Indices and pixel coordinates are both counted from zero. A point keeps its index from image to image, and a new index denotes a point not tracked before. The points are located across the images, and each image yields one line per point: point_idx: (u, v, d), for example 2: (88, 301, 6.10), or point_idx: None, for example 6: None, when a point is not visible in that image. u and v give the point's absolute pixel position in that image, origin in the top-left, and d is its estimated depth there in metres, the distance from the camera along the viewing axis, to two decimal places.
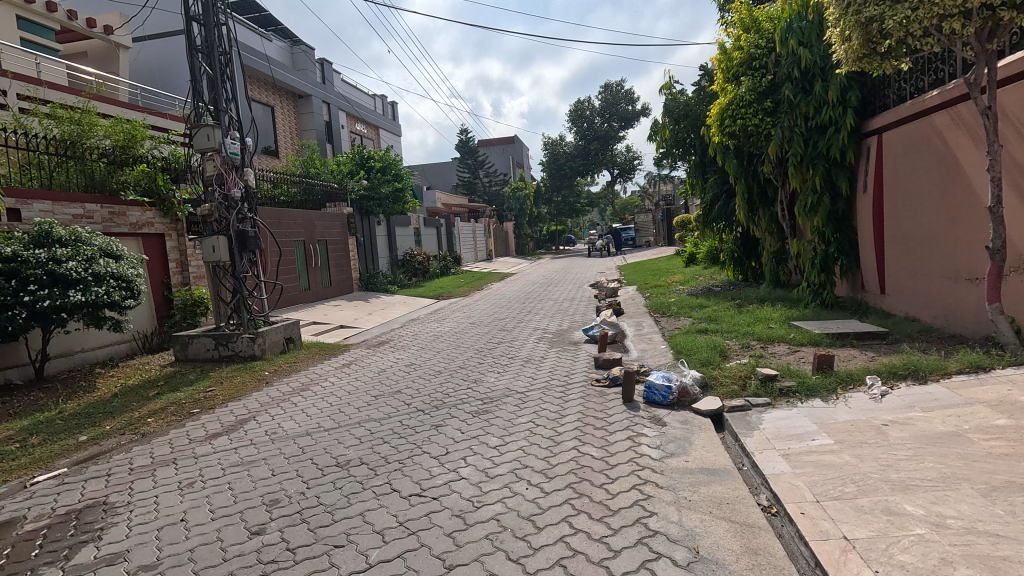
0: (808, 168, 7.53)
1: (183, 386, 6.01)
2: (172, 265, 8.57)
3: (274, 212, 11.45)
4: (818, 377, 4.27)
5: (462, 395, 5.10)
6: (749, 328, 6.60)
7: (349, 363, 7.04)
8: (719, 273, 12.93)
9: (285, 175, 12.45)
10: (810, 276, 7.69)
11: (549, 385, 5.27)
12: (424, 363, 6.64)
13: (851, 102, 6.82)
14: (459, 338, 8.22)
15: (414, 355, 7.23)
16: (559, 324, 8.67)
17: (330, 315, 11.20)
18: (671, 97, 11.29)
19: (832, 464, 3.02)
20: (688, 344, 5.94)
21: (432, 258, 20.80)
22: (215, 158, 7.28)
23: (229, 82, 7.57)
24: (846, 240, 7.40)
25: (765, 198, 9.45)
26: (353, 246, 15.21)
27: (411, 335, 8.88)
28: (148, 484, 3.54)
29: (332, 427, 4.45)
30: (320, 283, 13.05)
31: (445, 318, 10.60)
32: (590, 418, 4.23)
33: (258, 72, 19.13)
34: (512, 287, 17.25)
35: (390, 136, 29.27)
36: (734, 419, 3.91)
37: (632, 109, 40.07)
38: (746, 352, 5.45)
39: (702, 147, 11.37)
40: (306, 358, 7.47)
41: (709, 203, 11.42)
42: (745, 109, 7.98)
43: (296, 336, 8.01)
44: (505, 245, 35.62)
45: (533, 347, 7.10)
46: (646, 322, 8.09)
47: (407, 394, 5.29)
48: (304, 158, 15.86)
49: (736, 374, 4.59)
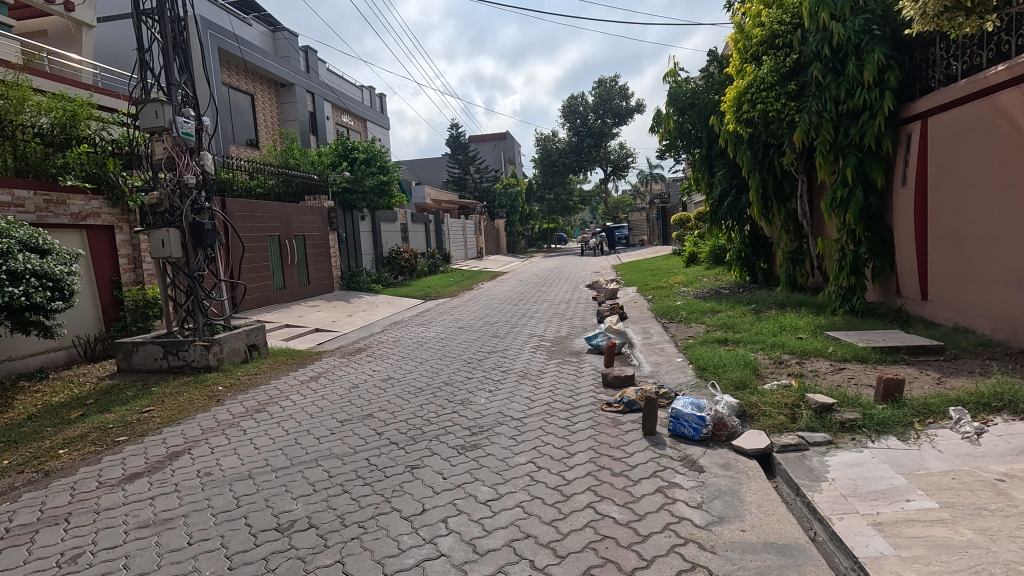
0: (837, 158, 6.73)
1: (117, 406, 5.07)
2: (122, 261, 7.64)
3: (245, 204, 10.45)
4: (887, 407, 3.45)
5: (446, 422, 4.21)
6: (775, 339, 5.79)
7: (320, 375, 6.14)
8: (725, 275, 12.13)
9: (261, 166, 11.67)
10: (838, 280, 6.89)
11: (551, 408, 4.42)
12: (405, 377, 5.76)
13: (890, 83, 6.04)
14: (446, 346, 7.35)
15: (394, 366, 6.34)
16: (557, 330, 7.80)
17: (305, 317, 10.26)
18: (676, 85, 10.55)
19: (952, 545, 2.19)
20: (711, 359, 5.09)
21: (419, 256, 19.86)
22: (165, 138, 6.33)
23: (184, 52, 6.60)
24: (878, 239, 6.59)
25: (782, 193, 8.66)
26: (335, 242, 14.26)
27: (392, 342, 7.99)
28: (17, 559, 2.63)
29: (281, 467, 3.54)
30: (296, 281, 12.09)
31: (431, 322, 9.70)
32: (606, 459, 3.36)
33: (236, 58, 18.02)
34: (504, 286, 16.37)
35: (378, 130, 28.31)
36: (790, 464, 3.08)
37: (626, 105, 39.22)
38: (784, 371, 4.62)
39: (710, 139, 10.54)
40: (270, 369, 6.54)
41: (717, 199, 10.62)
42: (766, 92, 7.18)
43: (261, 343, 7.06)
44: (496, 243, 34.66)
45: (530, 359, 6.23)
46: (654, 330, 7.25)
47: (380, 419, 4.40)
48: (283, 148, 14.90)
49: (780, 401, 3.77)
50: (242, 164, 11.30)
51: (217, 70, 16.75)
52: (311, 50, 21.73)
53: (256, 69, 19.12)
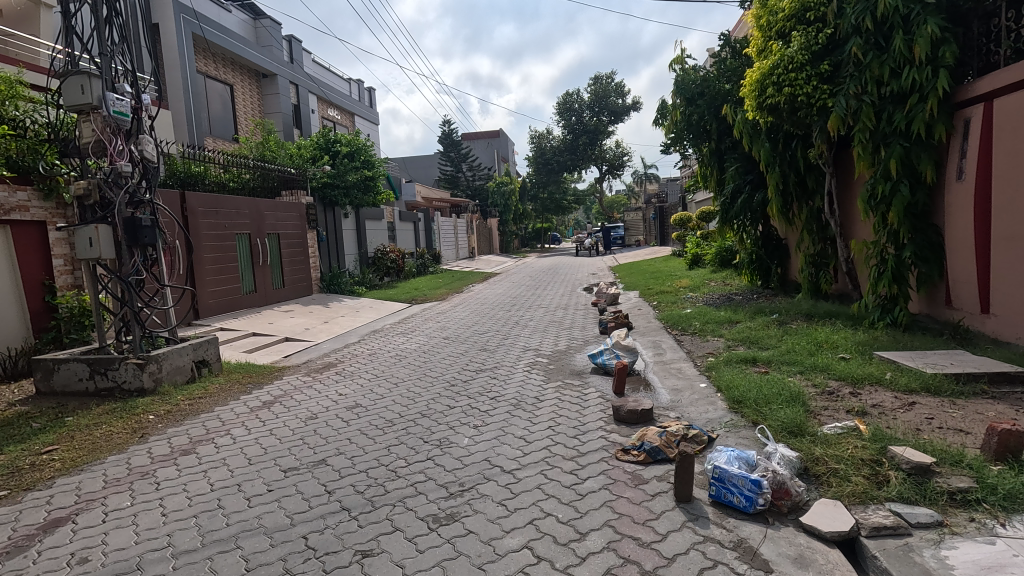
0: (878, 148, 5.85)
1: (12, 444, 4.09)
2: (57, 261, 6.65)
3: (209, 199, 9.38)
4: (1008, 472, 2.56)
5: (418, 476, 3.27)
6: (815, 360, 4.90)
7: (276, 400, 5.17)
8: (734, 280, 11.24)
9: (232, 157, 10.69)
10: (877, 289, 6.02)
11: (551, 454, 3.48)
12: (375, 404, 4.82)
13: (945, 60, 5.18)
14: (428, 362, 6.40)
15: (365, 388, 5.40)
16: (554, 343, 6.88)
17: (276, 325, 9.28)
18: (683, 72, 9.65)
19: None
20: (745, 387, 4.17)
21: (407, 256, 18.88)
22: (94, 118, 5.35)
23: (118, 18, 5.57)
24: (926, 242, 5.73)
25: (805, 189, 7.81)
26: (314, 242, 13.25)
27: (368, 356, 7.05)
28: None
29: (185, 551, 2.59)
30: (269, 284, 11.08)
31: (414, 331, 8.75)
32: (632, 545, 2.43)
33: (212, 46, 16.97)
34: (496, 289, 15.42)
35: (366, 124, 27.30)
36: (895, 560, 2.18)
37: (622, 102, 38.31)
38: (842, 406, 3.70)
39: (721, 132, 9.64)
40: (219, 390, 5.56)
41: (729, 197, 9.73)
42: (795, 73, 6.27)
43: (213, 358, 6.07)
44: (489, 241, 33.66)
45: (524, 381, 5.29)
46: (666, 344, 6.32)
47: (335, 469, 3.46)
48: (259, 140, 13.90)
49: (854, 455, 2.87)
50: (214, 157, 10.34)
51: (191, 58, 15.70)
52: (294, 39, 20.70)
53: (235, 57, 18.07)
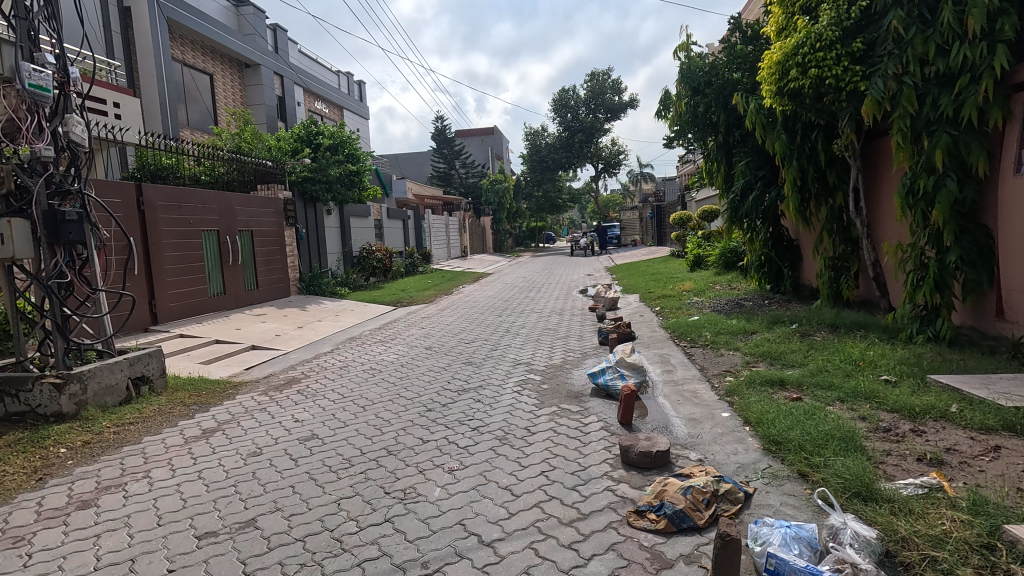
0: (920, 136, 5.11)
1: None
2: None
3: (171, 192, 8.52)
4: None
5: (368, 551, 2.50)
6: (856, 384, 4.15)
7: (218, 427, 4.36)
8: (741, 283, 10.54)
9: (203, 147, 9.86)
10: (915, 298, 5.29)
11: (544, 517, 2.71)
12: (335, 435, 4.03)
13: (1004, 33, 4.44)
14: (404, 379, 5.61)
15: (326, 413, 4.60)
16: (548, 356, 6.11)
17: (242, 331, 8.44)
18: (688, 60, 8.87)
19: None
20: (783, 422, 3.39)
21: (395, 256, 18.06)
22: (8, 92, 4.50)
23: None
24: (974, 245, 4.99)
25: (827, 185, 7.09)
26: (293, 240, 12.42)
27: (338, 369, 6.25)
28: None
29: None
30: (241, 285, 10.25)
31: (395, 339, 7.96)
32: None
33: (190, 33, 16.11)
34: (488, 291, 14.65)
35: (355, 119, 26.49)
36: None
37: (619, 100, 37.61)
38: (909, 451, 2.95)
39: (729, 124, 8.88)
40: (157, 414, 4.74)
41: (738, 194, 8.99)
42: (823, 53, 5.53)
43: (154, 375, 5.25)
44: (482, 240, 32.81)
45: (514, 405, 4.51)
46: (675, 360, 5.57)
47: (264, 536, 2.67)
48: (235, 131, 13.04)
49: (958, 536, 2.11)
50: (187, 148, 9.58)
51: (166, 44, 14.73)
52: (279, 28, 19.84)
53: (216, 46, 17.23)
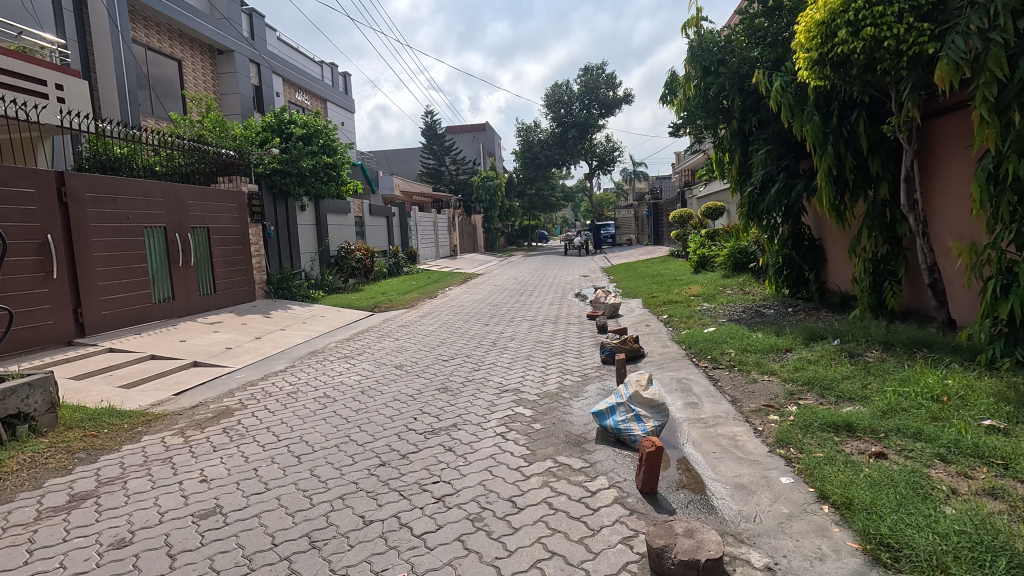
0: (1012, 108, 4.04)
1: None
2: None
3: (103, 182, 7.34)
4: None
5: None
6: (955, 432, 3.07)
7: (93, 492, 3.21)
8: (755, 288, 9.51)
9: (163, 135, 8.72)
10: (999, 311, 4.22)
11: None
12: (242, 510, 2.88)
13: None
14: (361, 412, 4.47)
15: (245, 468, 3.45)
16: (541, 381, 5.01)
17: (187, 344, 7.27)
18: (698, 36, 7.75)
19: None
20: (887, 505, 2.31)
21: (377, 256, 16.91)
22: None
23: None
24: None
25: (868, 175, 6.03)
26: (260, 239, 11.25)
27: (285, 396, 5.10)
28: None
29: None
30: (194, 289, 9.07)
31: (363, 353, 6.85)
32: None
33: (155, 14, 14.81)
34: (476, 293, 13.53)
35: (339, 112, 25.29)
36: None
37: (613, 95, 36.51)
38: None
39: (746, 108, 7.75)
40: (24, 467, 3.56)
41: (758, 187, 7.84)
42: (882, 7, 4.44)
43: (37, 411, 4.07)
44: (472, 240, 31.65)
45: (497, 457, 3.39)
46: (698, 389, 4.49)
47: None
48: (197, 119, 11.82)
49: None
50: (142, 137, 8.45)
51: (125, 22, 13.41)
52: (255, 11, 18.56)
53: (184, 28, 15.92)
